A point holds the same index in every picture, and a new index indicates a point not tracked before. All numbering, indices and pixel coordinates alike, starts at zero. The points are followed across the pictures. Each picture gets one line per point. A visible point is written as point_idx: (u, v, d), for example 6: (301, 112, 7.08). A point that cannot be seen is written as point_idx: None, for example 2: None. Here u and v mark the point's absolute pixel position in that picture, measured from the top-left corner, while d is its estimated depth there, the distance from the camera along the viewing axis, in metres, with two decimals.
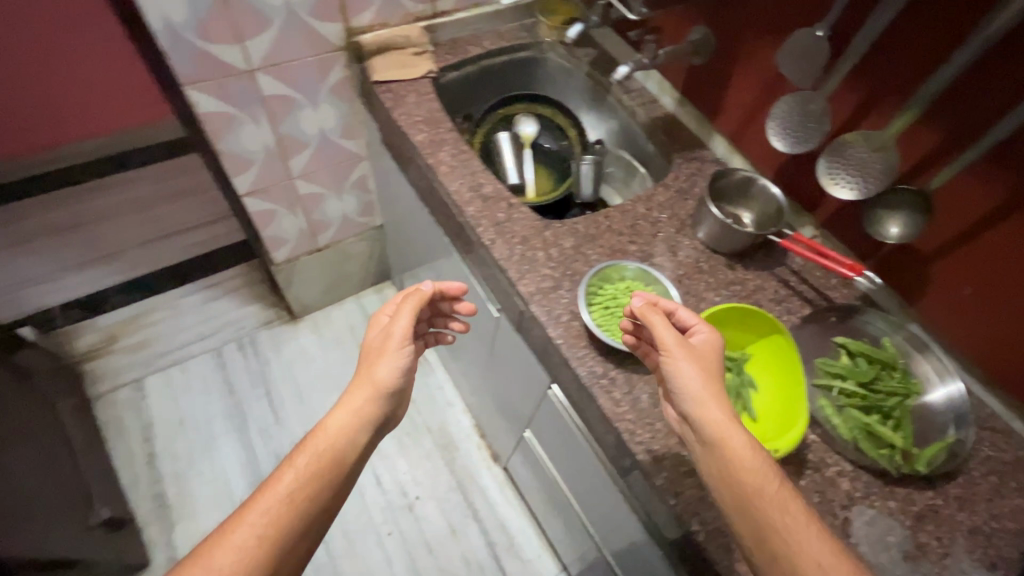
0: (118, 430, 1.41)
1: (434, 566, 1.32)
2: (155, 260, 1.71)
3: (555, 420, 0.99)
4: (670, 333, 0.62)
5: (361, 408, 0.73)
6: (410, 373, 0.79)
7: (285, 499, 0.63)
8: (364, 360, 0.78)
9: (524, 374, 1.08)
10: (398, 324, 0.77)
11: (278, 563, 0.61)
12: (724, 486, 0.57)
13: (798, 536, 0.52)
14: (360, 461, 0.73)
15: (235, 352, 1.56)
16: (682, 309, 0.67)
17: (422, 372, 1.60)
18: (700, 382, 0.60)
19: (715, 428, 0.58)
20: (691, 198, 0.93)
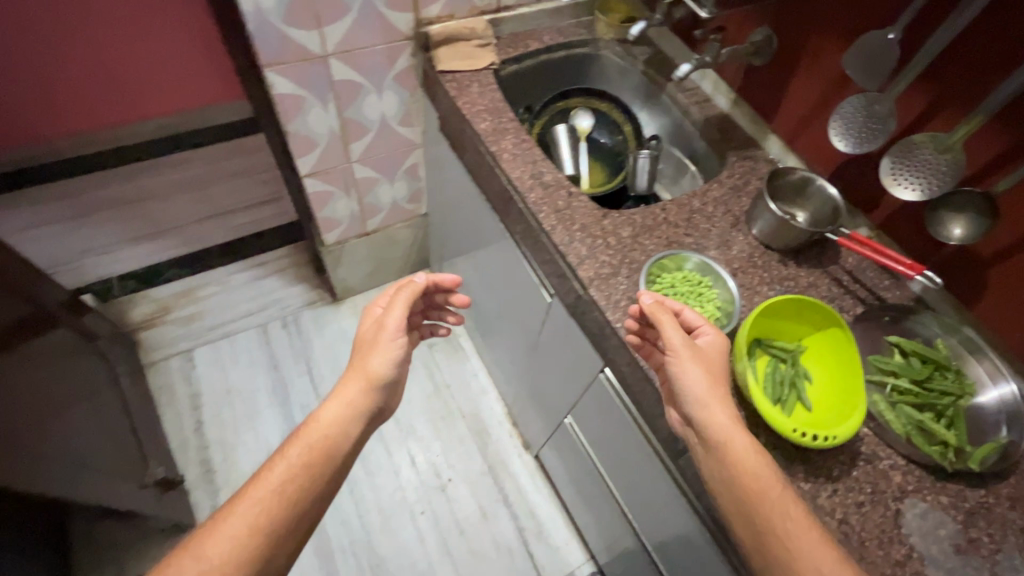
0: (170, 396, 1.48)
1: (465, 546, 1.35)
2: (206, 237, 1.78)
3: (603, 404, 1.02)
4: (678, 335, 0.66)
5: (354, 400, 0.76)
6: (402, 365, 0.82)
7: (276, 489, 0.66)
8: (358, 352, 0.81)
9: (570, 360, 1.10)
10: (390, 317, 0.80)
11: (272, 550, 0.64)
12: (726, 488, 0.62)
13: (798, 541, 0.57)
14: (354, 451, 0.76)
15: (279, 330, 1.62)
16: (688, 311, 0.72)
17: (457, 359, 1.64)
18: (703, 384, 0.65)
19: (717, 433, 0.63)
20: (746, 195, 0.95)
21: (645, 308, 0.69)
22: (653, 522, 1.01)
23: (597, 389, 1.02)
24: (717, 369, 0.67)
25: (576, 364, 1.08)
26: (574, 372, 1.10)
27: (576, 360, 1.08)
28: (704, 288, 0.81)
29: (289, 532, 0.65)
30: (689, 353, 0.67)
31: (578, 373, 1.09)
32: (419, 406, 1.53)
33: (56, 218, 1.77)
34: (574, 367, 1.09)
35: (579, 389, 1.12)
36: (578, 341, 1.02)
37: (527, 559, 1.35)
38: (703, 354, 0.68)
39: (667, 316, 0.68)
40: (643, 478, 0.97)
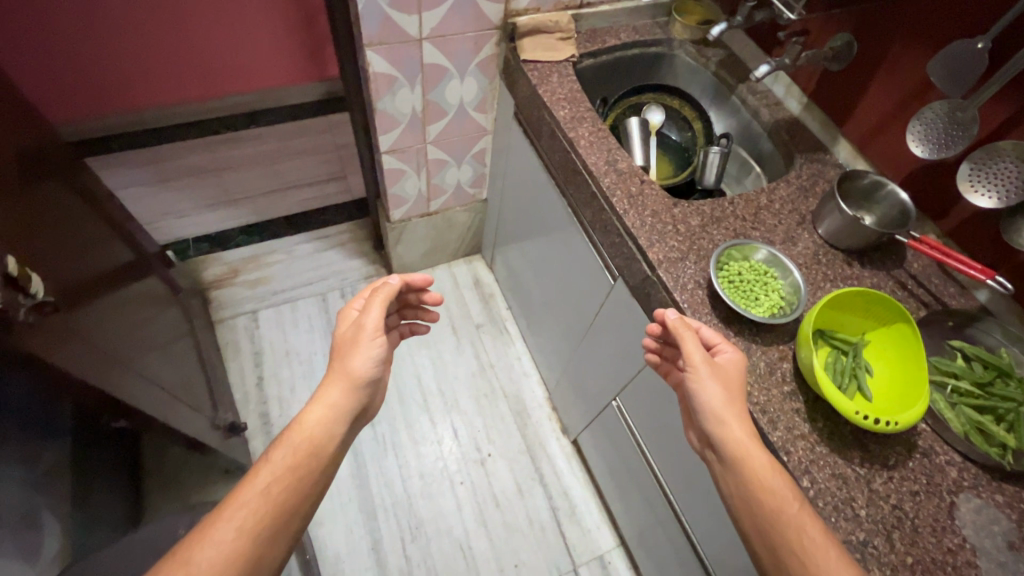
0: (236, 350, 1.59)
1: (500, 519, 1.40)
2: (275, 209, 1.89)
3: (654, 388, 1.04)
4: (698, 351, 0.70)
5: (335, 402, 0.76)
6: (383, 364, 0.81)
7: (263, 490, 0.66)
8: (337, 354, 0.80)
9: (621, 345, 1.13)
10: (368, 317, 0.79)
11: (263, 552, 0.63)
12: (743, 501, 0.64)
13: (817, 559, 0.57)
14: (337, 453, 0.75)
15: (337, 299, 1.71)
16: (706, 328, 0.76)
17: (502, 342, 1.69)
18: (720, 401, 0.68)
19: (733, 449, 0.66)
20: (813, 196, 0.98)
21: (667, 324, 0.72)
22: (694, 505, 1.04)
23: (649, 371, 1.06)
24: (734, 385, 0.70)
25: (627, 349, 1.11)
26: (623, 357, 1.14)
27: (628, 345, 1.10)
28: (769, 278, 0.83)
29: (279, 534, 0.64)
30: (708, 369, 0.70)
31: (628, 358, 1.12)
32: (464, 383, 1.60)
33: (142, 181, 1.91)
34: (624, 351, 1.12)
35: (627, 375, 1.15)
36: (637, 324, 1.03)
37: (558, 537, 1.39)
38: (721, 371, 0.72)
39: (688, 331, 0.72)
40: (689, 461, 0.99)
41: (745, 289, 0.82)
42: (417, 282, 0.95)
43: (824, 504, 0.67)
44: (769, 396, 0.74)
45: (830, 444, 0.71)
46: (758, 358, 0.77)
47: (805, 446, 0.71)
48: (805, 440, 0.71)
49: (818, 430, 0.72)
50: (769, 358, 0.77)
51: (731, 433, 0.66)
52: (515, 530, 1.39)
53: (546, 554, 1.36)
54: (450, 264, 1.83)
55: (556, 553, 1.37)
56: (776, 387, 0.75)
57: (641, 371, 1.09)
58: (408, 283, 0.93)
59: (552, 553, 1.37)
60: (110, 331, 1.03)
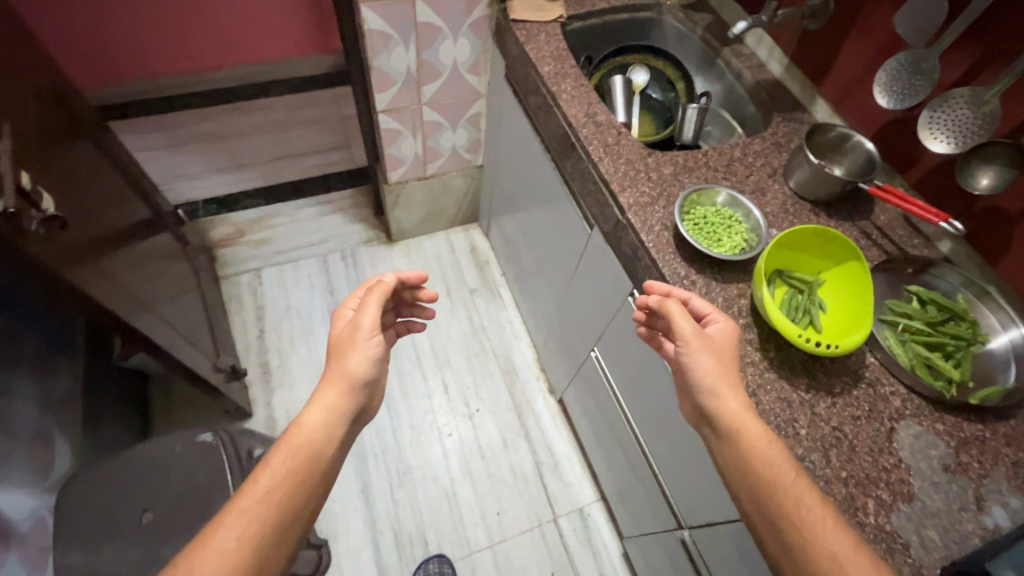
0: (240, 305, 1.66)
1: (485, 470, 1.45)
2: (281, 174, 1.96)
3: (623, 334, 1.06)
4: (688, 324, 0.71)
5: (333, 403, 0.77)
6: (380, 364, 0.84)
7: (262, 495, 0.66)
8: (334, 353, 0.82)
9: (601, 295, 1.17)
10: (363, 319, 0.82)
11: (266, 558, 0.64)
12: (741, 474, 0.64)
13: (812, 528, 0.58)
14: (338, 454, 0.76)
15: (338, 261, 1.77)
16: (697, 299, 0.76)
17: (495, 306, 1.74)
18: (716, 372, 0.68)
19: (727, 419, 0.67)
20: (786, 151, 1.01)
21: (656, 304, 0.73)
22: (665, 445, 1.08)
23: (623, 316, 1.09)
24: (728, 355, 0.70)
25: (605, 299, 1.15)
26: (602, 308, 1.18)
27: (606, 295, 1.14)
28: (733, 222, 0.87)
29: (283, 539, 0.65)
30: (700, 342, 0.71)
31: (607, 308, 1.16)
32: (456, 342, 1.65)
33: (156, 145, 1.99)
34: (603, 302, 1.16)
35: (606, 324, 1.19)
36: (613, 270, 1.06)
37: (541, 489, 1.44)
38: (714, 343, 0.72)
39: (678, 306, 0.72)
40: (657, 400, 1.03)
41: (711, 233, 0.85)
42: (413, 279, 0.99)
43: (767, 423, 0.71)
44: None
45: (778, 371, 0.75)
46: (716, 294, 0.81)
47: (753, 371, 0.75)
48: (754, 367, 0.75)
49: (767, 359, 0.76)
50: (727, 294, 0.81)
51: (729, 407, 0.67)
52: (500, 483, 1.44)
53: (528, 505, 1.42)
54: (447, 231, 1.89)
55: (539, 505, 1.42)
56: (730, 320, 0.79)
57: (616, 319, 1.13)
58: (404, 280, 0.96)
59: (533, 504, 1.42)
60: (121, 269, 1.10)
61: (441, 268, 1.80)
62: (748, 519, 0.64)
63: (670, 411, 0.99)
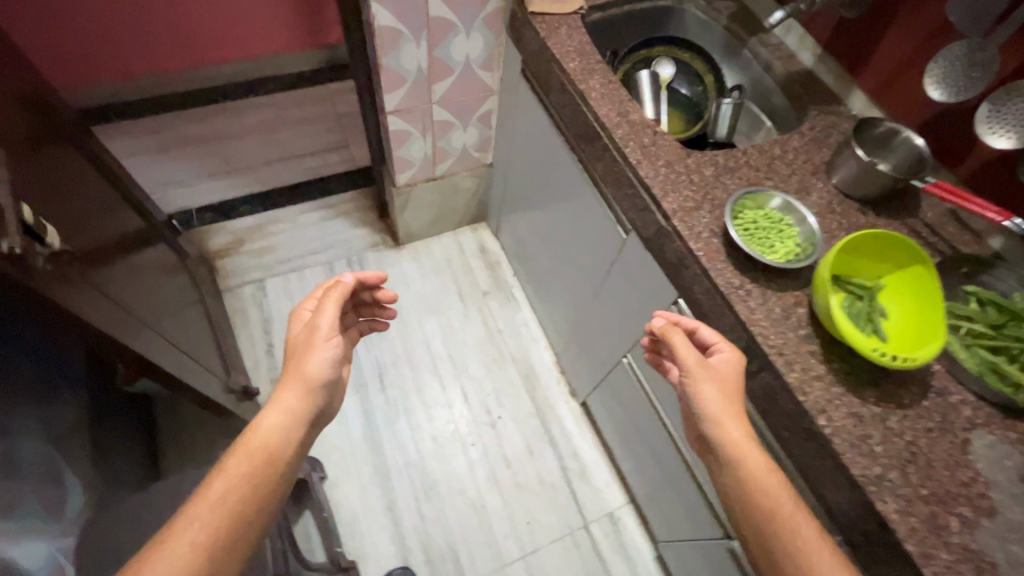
0: (244, 318, 1.59)
1: (512, 478, 1.42)
2: (278, 178, 1.88)
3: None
4: (690, 353, 0.73)
5: (291, 405, 0.82)
6: (338, 365, 0.89)
7: (217, 498, 0.70)
8: (293, 356, 0.87)
9: (630, 306, 1.09)
10: (320, 321, 0.87)
11: (222, 561, 0.67)
12: (745, 502, 0.66)
13: (810, 560, 0.59)
14: (296, 456, 0.80)
15: (345, 268, 1.71)
16: (704, 328, 0.78)
17: (510, 308, 1.70)
18: (720, 402, 0.71)
19: (728, 447, 0.69)
20: (827, 147, 0.97)
21: (656, 331, 0.76)
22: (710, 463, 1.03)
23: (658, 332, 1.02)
24: (731, 384, 0.73)
25: (634, 311, 1.08)
26: (632, 321, 1.11)
27: (636, 308, 1.07)
28: (784, 225, 0.83)
29: (237, 542, 0.68)
30: (703, 371, 0.73)
31: (636, 320, 1.09)
32: (472, 348, 1.61)
33: (143, 150, 1.89)
34: (633, 314, 1.09)
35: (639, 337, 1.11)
36: (654, 278, 0.95)
37: (569, 495, 1.42)
38: (717, 372, 0.74)
39: (678, 334, 0.75)
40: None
41: (764, 236, 0.81)
42: (370, 278, 0.98)
43: (841, 441, 0.67)
44: (786, 339, 0.74)
45: (846, 384, 0.72)
46: (775, 303, 0.78)
47: (821, 386, 0.71)
48: (821, 381, 0.72)
49: (834, 372, 0.72)
50: (786, 304, 0.78)
51: (727, 434, 0.69)
52: (528, 490, 1.41)
53: (557, 512, 1.39)
54: (455, 231, 1.83)
55: (569, 511, 1.40)
56: (792, 331, 0.75)
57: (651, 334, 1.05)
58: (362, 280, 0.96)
59: (562, 512, 1.40)
60: (124, 292, 1.03)
61: (451, 270, 1.75)
62: (750, 546, 0.66)
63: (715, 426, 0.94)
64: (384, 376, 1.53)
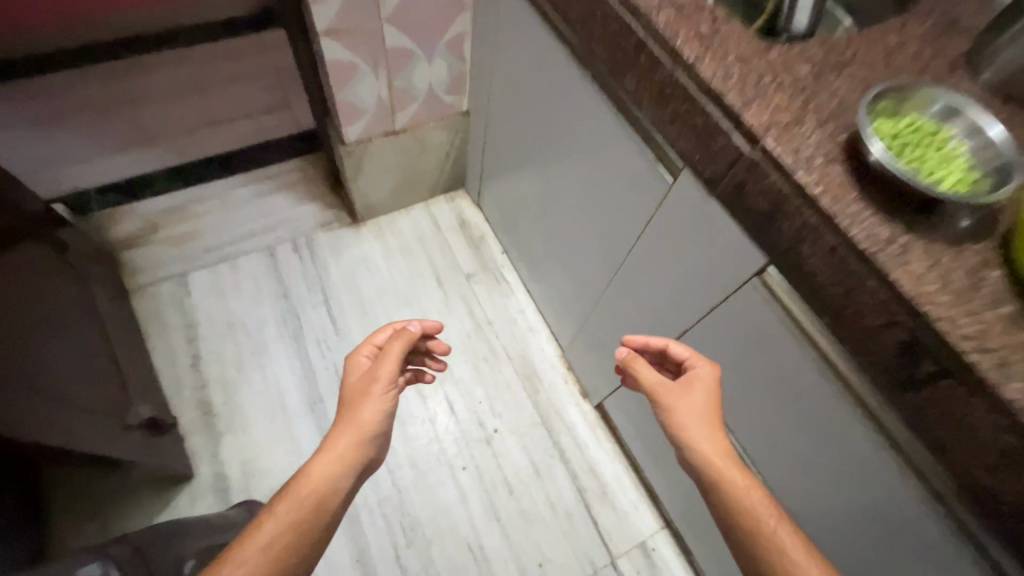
0: (160, 326, 1.23)
1: (515, 508, 1.13)
2: (201, 147, 1.50)
3: (729, 338, 0.69)
4: (653, 379, 0.71)
5: (342, 453, 0.76)
6: (392, 416, 0.83)
7: (267, 539, 0.65)
8: (349, 404, 0.82)
9: (673, 285, 0.76)
10: (383, 371, 0.83)
11: None
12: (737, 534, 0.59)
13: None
14: (342, 505, 0.74)
15: (290, 253, 1.36)
16: (674, 345, 0.73)
17: (500, 294, 1.38)
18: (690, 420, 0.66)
19: (708, 468, 0.63)
20: (960, 32, 0.66)
21: (619, 360, 0.75)
22: (798, 506, 0.72)
23: (720, 322, 0.70)
24: (704, 401, 0.67)
25: (679, 291, 0.75)
26: (672, 307, 0.79)
27: (683, 286, 0.74)
28: (945, 142, 0.52)
29: None
30: (671, 393, 0.69)
31: (681, 305, 0.77)
32: (456, 345, 1.29)
33: (27, 119, 1.50)
34: (675, 297, 0.77)
35: (684, 330, 0.79)
36: (721, 240, 0.63)
37: (589, 524, 1.13)
38: (689, 390, 0.69)
39: (638, 361, 0.74)
40: (792, 437, 0.66)
41: (916, 151, 0.51)
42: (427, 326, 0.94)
43: None
44: (986, 325, 0.44)
45: None
46: (951, 266, 0.47)
47: None
48: None
49: None
50: (969, 265, 0.47)
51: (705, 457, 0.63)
52: (539, 521, 1.12)
53: (574, 549, 1.10)
54: (427, 202, 1.49)
55: (591, 546, 1.11)
56: (991, 310, 0.45)
57: (708, 325, 0.73)
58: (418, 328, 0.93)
59: (582, 549, 1.11)
60: None
61: (426, 250, 1.42)
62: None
63: (820, 456, 0.63)
64: None
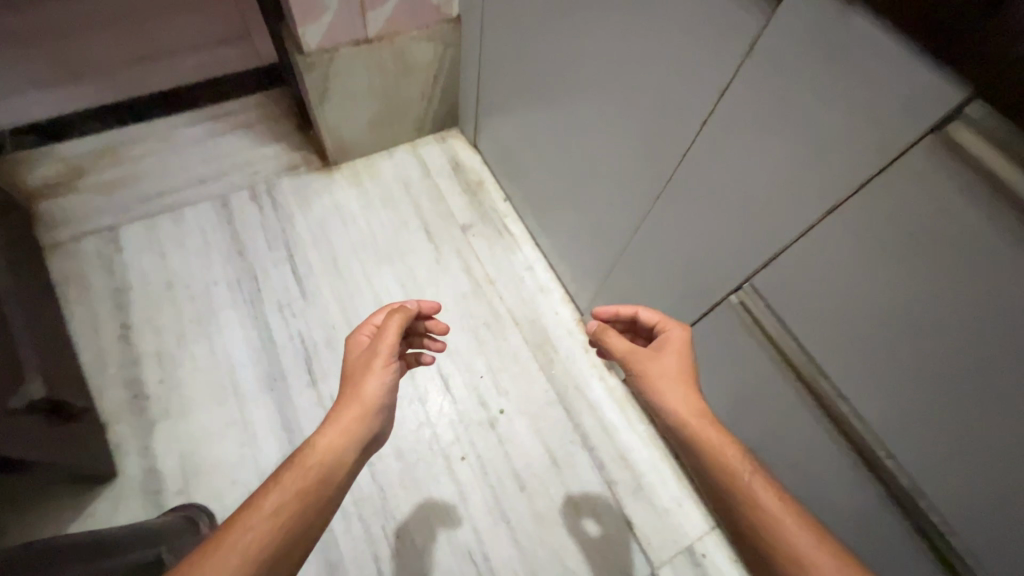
0: (81, 290, 0.99)
1: (527, 506, 0.90)
2: (140, 81, 1.25)
3: (886, 234, 0.45)
4: (624, 348, 0.65)
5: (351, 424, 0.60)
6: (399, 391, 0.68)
7: (269, 514, 0.50)
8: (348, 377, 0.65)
9: (772, 176, 0.52)
10: (383, 341, 0.66)
11: None
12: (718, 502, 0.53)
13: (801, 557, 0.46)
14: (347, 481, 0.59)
15: (246, 203, 1.12)
16: (643, 313, 0.69)
17: (502, 246, 1.14)
18: (665, 385, 0.59)
19: (687, 432, 0.56)
20: None
21: (589, 336, 0.69)
22: (966, 489, 0.49)
23: (864, 211, 0.46)
24: (679, 366, 0.61)
25: (784, 180, 0.51)
26: (766, 213, 0.55)
27: (793, 171, 0.50)
28: None
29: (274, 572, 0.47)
30: (644, 361, 0.63)
31: (783, 206, 0.52)
32: (451, 308, 1.05)
33: None
34: (773, 194, 0.53)
35: (785, 242, 0.54)
36: (893, 66, 0.39)
37: (621, 525, 0.90)
38: (664, 357, 0.63)
39: (609, 331, 0.68)
40: (994, 379, 0.43)
41: None
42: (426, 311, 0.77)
43: None
44: None
45: None
46: None
47: None
48: None
49: None
50: None
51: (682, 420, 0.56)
52: (558, 524, 0.89)
53: (604, 557, 0.87)
54: (414, 143, 1.25)
55: (626, 554, 0.88)
56: None
57: (835, 223, 0.48)
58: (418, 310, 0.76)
59: (612, 558, 0.87)
60: None
61: (411, 197, 1.17)
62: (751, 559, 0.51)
63: None
64: (314, 364, 0.97)
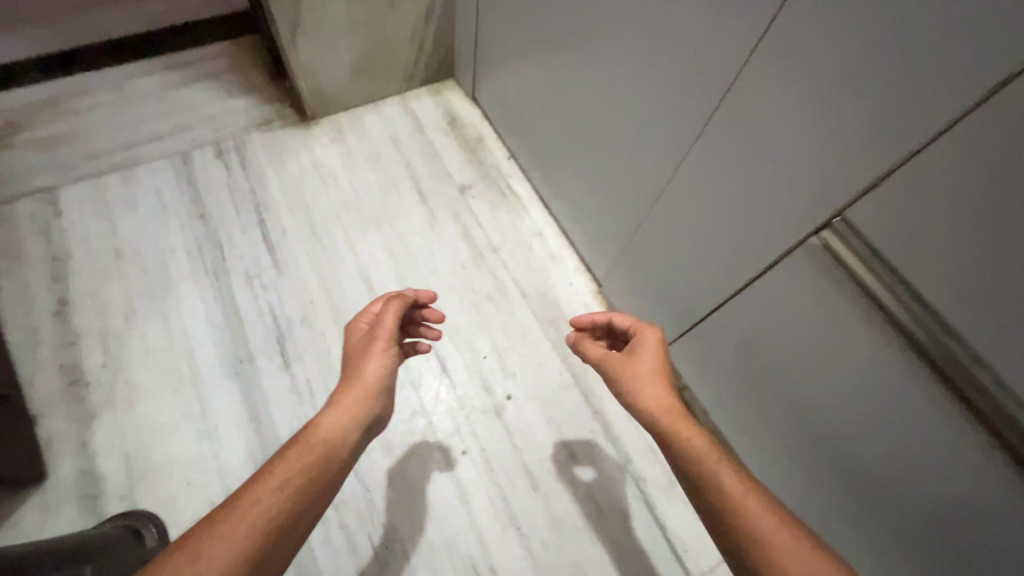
0: (11, 260, 0.84)
1: (540, 508, 0.76)
2: (89, 24, 1.08)
3: None
4: (596, 354, 0.60)
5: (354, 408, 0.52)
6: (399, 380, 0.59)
7: (277, 486, 0.43)
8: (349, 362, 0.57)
9: (903, 44, 0.35)
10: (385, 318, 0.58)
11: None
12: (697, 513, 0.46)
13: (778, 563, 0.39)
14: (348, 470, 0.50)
15: (211, 161, 0.97)
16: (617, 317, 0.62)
17: (506, 210, 0.99)
18: (635, 385, 0.53)
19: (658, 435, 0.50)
20: None
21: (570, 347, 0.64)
22: None
23: None
24: (652, 365, 0.55)
25: (928, 48, 0.34)
26: (881, 109, 0.38)
27: (945, 32, 0.33)
28: None
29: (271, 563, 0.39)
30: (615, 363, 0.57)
31: (915, 91, 0.36)
32: (448, 279, 0.91)
33: None
34: (899, 78, 0.36)
35: (911, 148, 0.38)
36: None
37: (652, 529, 0.76)
38: (635, 356, 0.57)
39: (585, 341, 0.62)
40: None
41: None
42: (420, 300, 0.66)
43: None
44: None
45: None
46: None
47: None
48: None
49: None
50: None
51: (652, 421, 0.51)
52: (577, 529, 0.75)
53: (632, 567, 0.73)
54: (404, 95, 1.09)
55: (658, 563, 0.74)
56: None
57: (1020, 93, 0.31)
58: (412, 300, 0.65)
59: (643, 568, 0.74)
60: None
61: (401, 155, 1.02)
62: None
63: None
64: (287, 344, 0.82)
